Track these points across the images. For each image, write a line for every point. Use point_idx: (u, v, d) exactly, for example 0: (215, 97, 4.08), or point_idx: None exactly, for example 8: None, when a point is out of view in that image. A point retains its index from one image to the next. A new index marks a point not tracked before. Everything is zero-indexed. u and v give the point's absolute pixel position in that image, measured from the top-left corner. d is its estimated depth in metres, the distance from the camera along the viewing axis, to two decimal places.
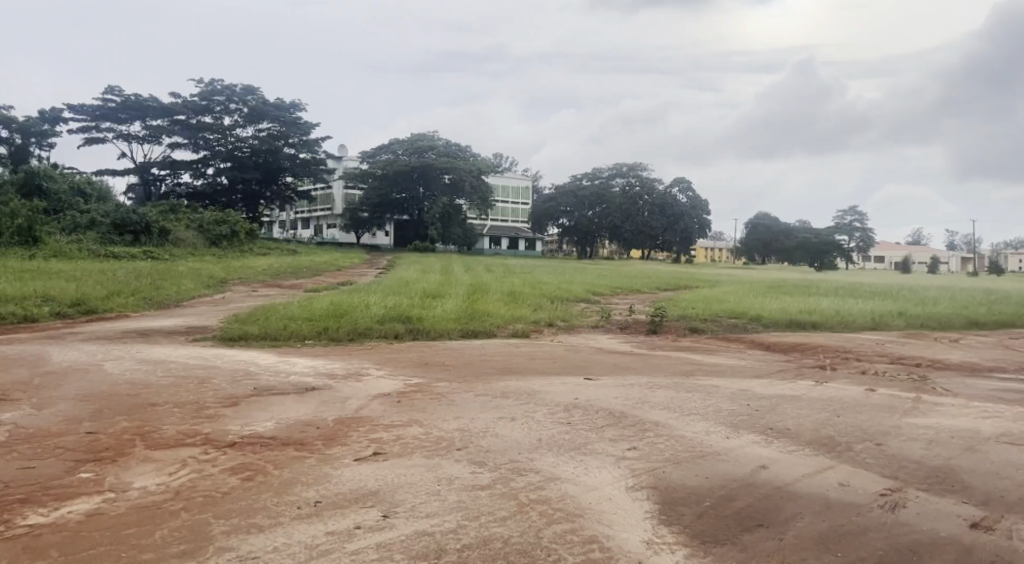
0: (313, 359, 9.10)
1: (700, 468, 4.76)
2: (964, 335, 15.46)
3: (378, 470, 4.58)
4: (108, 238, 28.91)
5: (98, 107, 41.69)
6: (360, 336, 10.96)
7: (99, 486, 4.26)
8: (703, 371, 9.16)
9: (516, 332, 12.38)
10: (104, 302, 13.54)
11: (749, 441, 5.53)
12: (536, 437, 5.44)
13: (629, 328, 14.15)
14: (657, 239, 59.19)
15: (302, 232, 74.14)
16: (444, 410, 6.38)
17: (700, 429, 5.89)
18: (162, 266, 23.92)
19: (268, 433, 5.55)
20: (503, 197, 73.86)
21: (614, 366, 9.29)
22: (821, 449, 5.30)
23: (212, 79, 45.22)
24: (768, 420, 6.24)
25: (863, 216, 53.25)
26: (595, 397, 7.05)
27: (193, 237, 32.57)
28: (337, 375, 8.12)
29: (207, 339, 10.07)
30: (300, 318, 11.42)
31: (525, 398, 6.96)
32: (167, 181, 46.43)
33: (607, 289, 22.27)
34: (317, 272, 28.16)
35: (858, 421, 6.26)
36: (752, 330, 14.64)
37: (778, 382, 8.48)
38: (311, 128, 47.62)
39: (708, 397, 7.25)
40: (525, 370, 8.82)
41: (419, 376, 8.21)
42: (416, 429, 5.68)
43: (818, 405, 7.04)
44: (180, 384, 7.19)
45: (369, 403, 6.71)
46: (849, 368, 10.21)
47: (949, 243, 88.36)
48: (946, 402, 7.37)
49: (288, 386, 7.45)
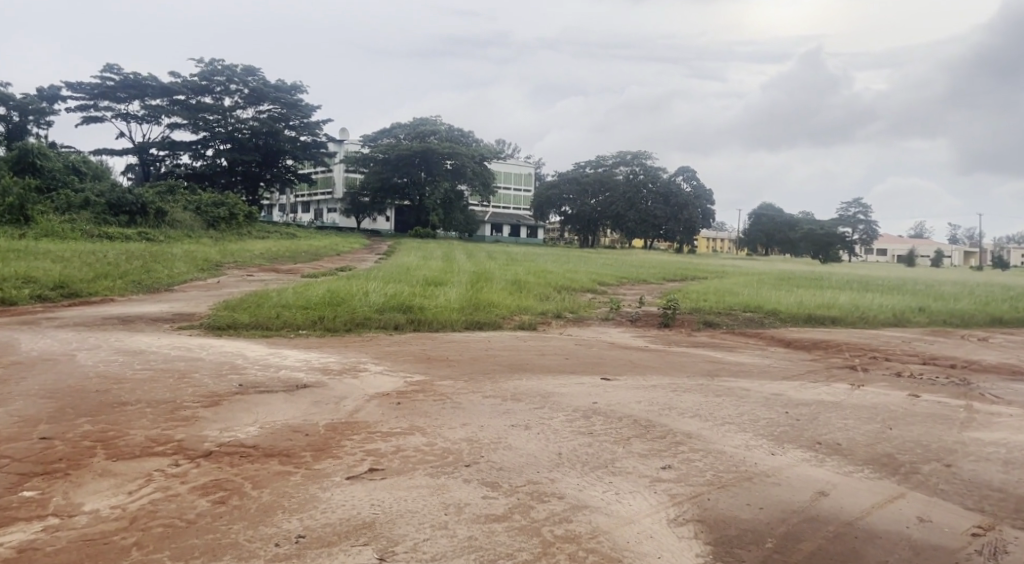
0: (305, 352, 8.40)
1: (752, 496, 4.07)
2: (991, 333, 14.72)
3: (376, 493, 3.89)
4: (102, 218, 28.16)
5: (97, 85, 40.67)
6: (358, 327, 10.28)
7: (41, 509, 3.57)
8: (728, 371, 8.46)
9: (523, 324, 11.69)
10: (87, 285, 12.80)
11: (798, 459, 4.86)
12: (556, 451, 4.77)
13: (640, 321, 13.47)
14: (660, 229, 58.16)
15: (301, 216, 73.17)
16: (450, 415, 5.69)
17: (739, 443, 5.20)
18: (156, 248, 23.17)
19: (251, 440, 4.86)
20: (505, 183, 72.96)
21: (632, 365, 8.61)
22: (883, 471, 4.63)
23: (212, 59, 44.43)
24: (814, 433, 5.55)
25: (866, 208, 52.19)
26: (615, 401, 6.39)
27: (190, 219, 31.96)
28: (332, 371, 7.43)
29: (193, 328, 9.38)
30: (294, 306, 10.74)
31: (539, 402, 6.28)
32: (167, 162, 45.65)
33: (612, 279, 21.56)
34: (315, 256, 27.51)
35: (916, 435, 5.58)
36: (768, 324, 13.96)
37: (809, 385, 7.80)
38: (312, 111, 46.94)
39: (740, 403, 6.57)
40: (536, 367, 8.15)
41: (421, 373, 7.54)
42: (418, 439, 5.00)
43: (864, 414, 6.36)
44: (157, 379, 6.49)
45: (366, 405, 6.05)
46: (881, 369, 9.55)
47: (951, 235, 87.41)
48: (1001, 414, 6.67)
49: (277, 383, 6.76)
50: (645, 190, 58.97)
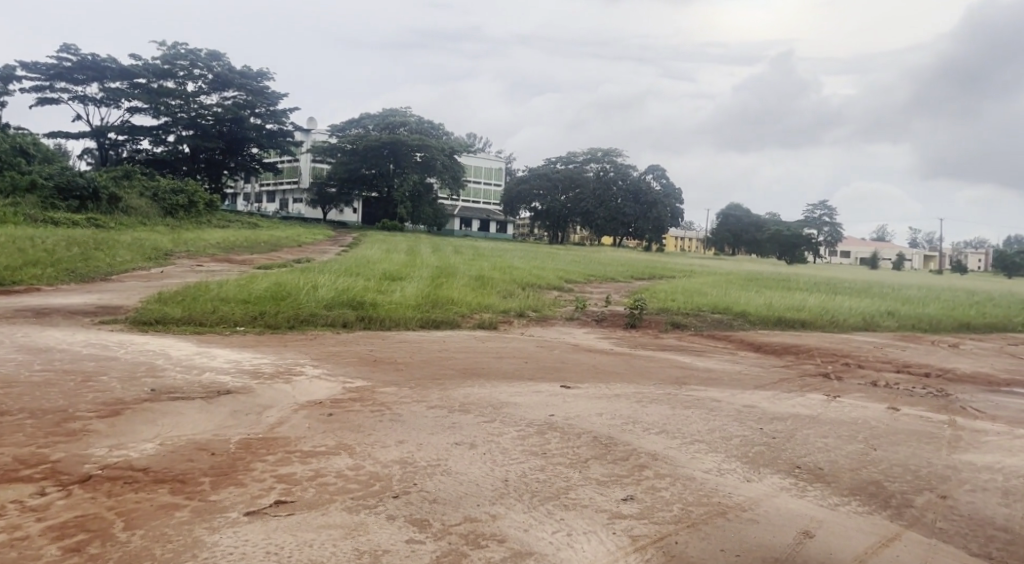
0: (237, 351, 7.65)
1: (725, 538, 3.50)
2: (963, 340, 14.43)
3: (276, 535, 3.22)
4: (50, 202, 26.70)
5: (52, 66, 38.44)
6: (303, 323, 9.55)
7: None
8: (697, 379, 7.89)
9: (482, 323, 11.03)
10: (12, 274, 11.83)
11: (776, 487, 4.28)
12: (501, 478, 4.13)
13: (605, 321, 12.89)
14: (629, 227, 57.67)
15: (266, 205, 71.62)
16: (385, 430, 5.01)
17: (710, 467, 4.60)
18: (103, 235, 21.97)
19: (142, 459, 4.13)
20: (475, 177, 72.07)
21: (595, 370, 8.01)
22: (873, 503, 4.08)
23: (175, 43, 43.00)
24: (791, 454, 4.98)
25: (832, 210, 52.09)
26: (573, 413, 5.77)
27: (145, 207, 30.68)
28: (263, 375, 6.69)
29: (116, 323, 8.54)
30: (233, 301, 9.93)
31: (488, 414, 5.62)
32: (126, 148, 43.97)
33: (579, 276, 20.99)
34: (274, 247, 26.56)
35: (903, 457, 5.03)
36: (737, 326, 13.50)
37: (782, 395, 7.27)
38: (279, 98, 45.65)
39: (711, 416, 5.98)
40: (491, 372, 7.50)
41: (364, 379, 6.82)
42: (343, 461, 4.31)
43: (844, 430, 5.81)
44: (54, 382, 5.69)
45: (292, 416, 5.34)
46: (856, 377, 9.07)
47: (911, 239, 88.35)
48: (989, 431, 6.16)
49: (196, 387, 6.01)
50: (615, 187, 58.58)
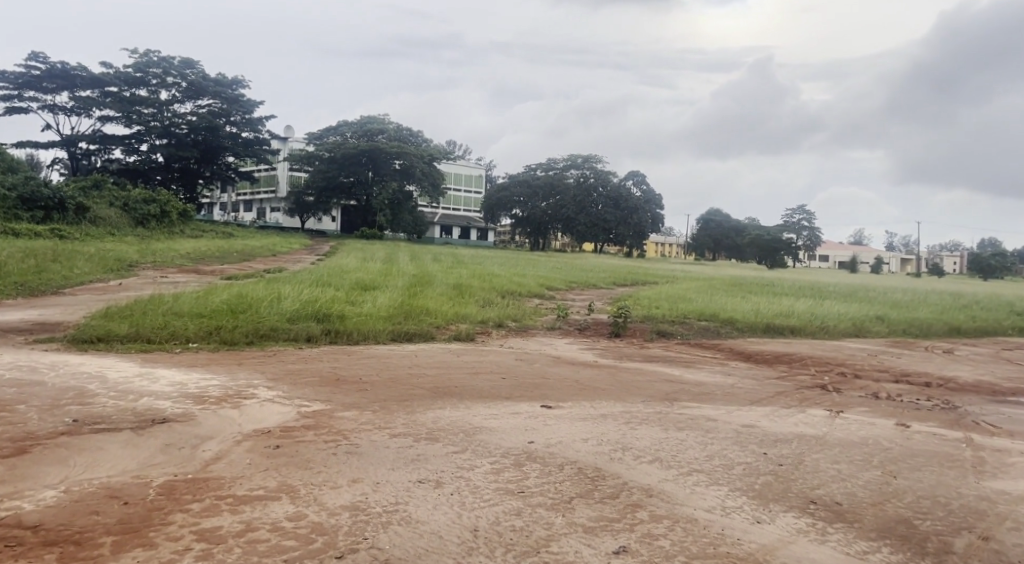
0: (185, 372, 6.93)
1: None
2: (956, 345, 13.97)
3: None
4: (13, 213, 25.63)
5: (20, 74, 37.19)
6: (264, 339, 8.85)
7: None
8: (688, 394, 7.26)
9: (459, 334, 10.37)
10: None
11: (791, 529, 3.69)
12: (469, 528, 3.49)
13: (588, 331, 12.28)
14: (610, 233, 57.31)
15: (243, 215, 70.41)
16: (338, 466, 4.34)
17: (714, 504, 3.98)
18: (65, 246, 21.04)
19: (31, 514, 3.41)
20: (455, 184, 71.36)
21: (579, 386, 7.39)
22: (904, 554, 3.49)
23: (147, 51, 41.84)
24: (804, 486, 4.36)
25: (810, 215, 51.84)
26: (556, 439, 5.12)
27: (115, 217, 29.74)
28: (209, 399, 5.96)
29: (53, 342, 7.78)
30: (187, 315, 9.19)
31: (460, 443, 4.95)
32: (98, 157, 42.74)
33: (561, 283, 20.35)
34: (247, 257, 25.77)
35: (929, 487, 4.43)
36: (726, 333, 12.96)
37: (783, 412, 6.70)
38: (254, 106, 44.74)
39: (708, 440, 5.35)
40: (464, 391, 6.82)
41: (322, 401, 6.13)
42: (284, 508, 3.64)
43: (858, 454, 5.20)
44: None
45: (233, 449, 4.65)
46: (856, 389, 8.53)
47: (886, 243, 88.95)
48: (1010, 451, 5.60)
49: (127, 416, 5.27)
50: (596, 194, 58.14)
